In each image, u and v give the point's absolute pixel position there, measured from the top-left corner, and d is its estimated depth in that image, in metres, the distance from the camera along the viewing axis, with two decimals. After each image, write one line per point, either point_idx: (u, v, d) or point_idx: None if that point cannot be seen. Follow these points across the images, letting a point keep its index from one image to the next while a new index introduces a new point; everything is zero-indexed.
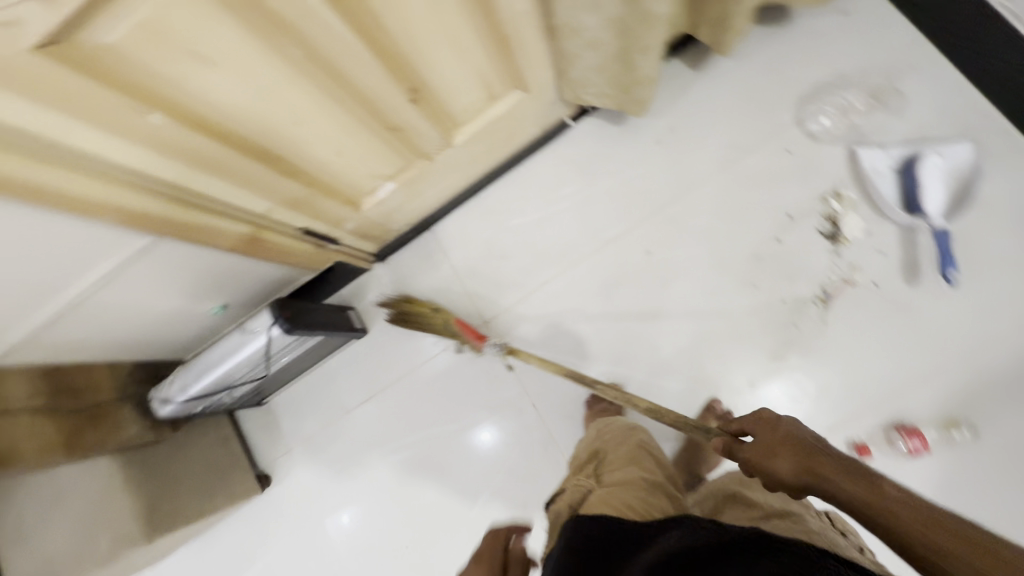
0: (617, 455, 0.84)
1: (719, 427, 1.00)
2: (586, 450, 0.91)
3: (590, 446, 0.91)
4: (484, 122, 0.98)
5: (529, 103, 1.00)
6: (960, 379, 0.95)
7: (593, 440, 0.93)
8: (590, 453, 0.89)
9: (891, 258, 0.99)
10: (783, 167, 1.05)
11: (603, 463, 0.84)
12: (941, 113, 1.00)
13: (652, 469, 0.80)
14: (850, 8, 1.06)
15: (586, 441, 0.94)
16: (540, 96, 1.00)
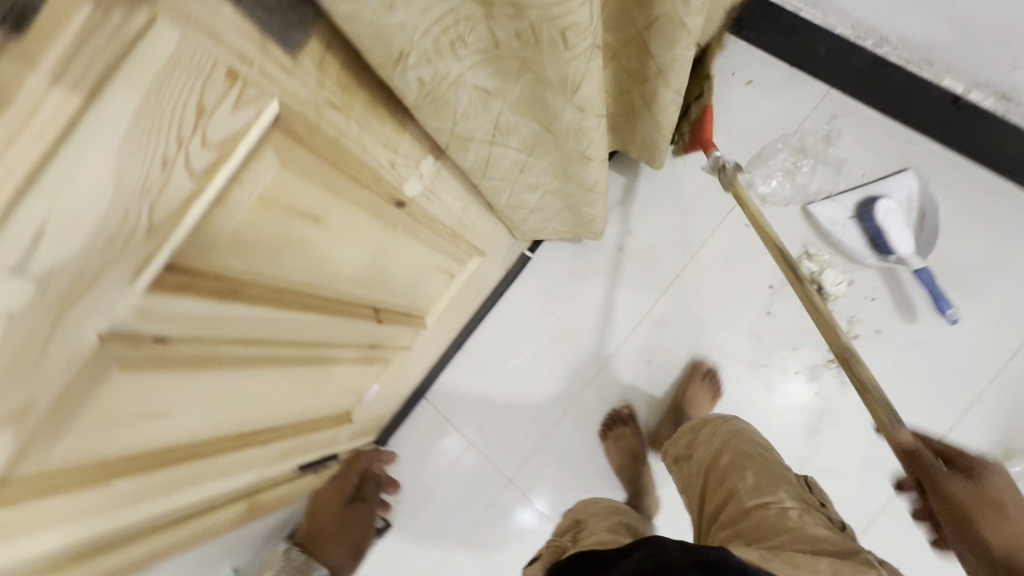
0: (598, 520, 0.82)
1: (709, 392, 1.02)
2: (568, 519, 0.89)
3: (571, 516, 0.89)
4: (449, 296, 0.96)
5: (487, 261, 0.99)
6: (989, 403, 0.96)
7: (578, 510, 0.91)
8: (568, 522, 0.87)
9: (881, 304, 0.99)
10: (749, 241, 1.06)
11: (580, 529, 0.81)
12: (876, 149, 1.01)
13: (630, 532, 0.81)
14: (766, 70, 1.05)
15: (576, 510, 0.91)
16: (495, 251, 0.99)
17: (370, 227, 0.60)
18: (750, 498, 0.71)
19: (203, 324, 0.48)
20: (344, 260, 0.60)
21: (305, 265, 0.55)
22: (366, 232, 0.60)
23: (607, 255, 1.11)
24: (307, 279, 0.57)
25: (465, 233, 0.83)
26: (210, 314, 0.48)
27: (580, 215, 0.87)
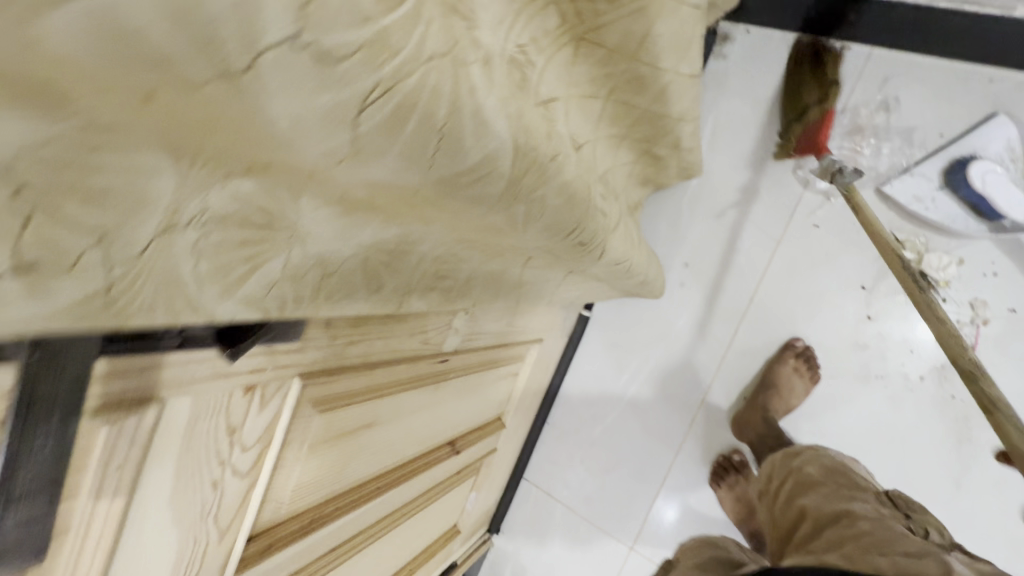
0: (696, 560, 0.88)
1: (798, 368, 0.93)
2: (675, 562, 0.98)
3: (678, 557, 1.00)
4: (518, 389, 0.94)
5: (545, 342, 0.96)
6: None
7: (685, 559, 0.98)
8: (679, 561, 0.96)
9: (1007, 278, 0.84)
10: (826, 242, 0.93)
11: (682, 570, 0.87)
12: (952, 103, 0.86)
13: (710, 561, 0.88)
14: (798, 43, 0.91)
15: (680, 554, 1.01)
16: (552, 330, 0.96)
17: (422, 392, 0.60)
18: (815, 504, 0.66)
19: (297, 560, 0.49)
20: (407, 431, 0.61)
21: (372, 458, 0.55)
22: (419, 399, 0.60)
23: (668, 298, 1.03)
24: (379, 465, 0.58)
25: (514, 334, 0.81)
26: (300, 549, 0.49)
27: (629, 289, 0.80)
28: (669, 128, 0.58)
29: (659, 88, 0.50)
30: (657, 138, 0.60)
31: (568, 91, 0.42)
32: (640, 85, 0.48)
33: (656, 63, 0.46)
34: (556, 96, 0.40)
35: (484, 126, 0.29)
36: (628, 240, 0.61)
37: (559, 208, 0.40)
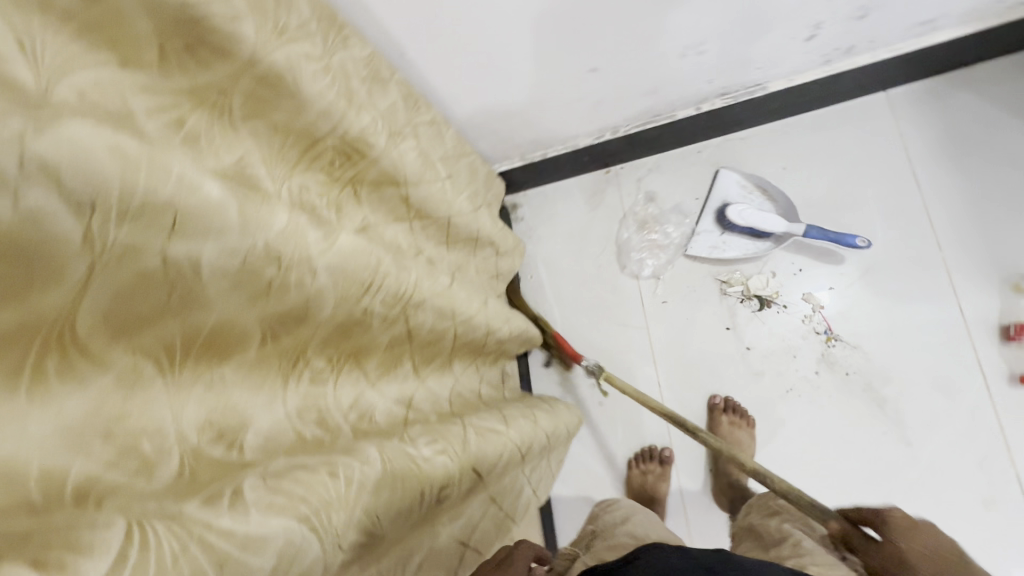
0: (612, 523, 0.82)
1: (734, 420, 0.96)
2: (587, 526, 0.90)
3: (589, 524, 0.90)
4: None
5: None
6: (970, 259, 0.92)
7: (593, 519, 0.92)
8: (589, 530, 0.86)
9: (809, 269, 1.00)
10: (677, 310, 1.06)
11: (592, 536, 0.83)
12: (685, 177, 1.10)
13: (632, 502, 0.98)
14: (559, 196, 1.17)
15: (588, 521, 0.94)
16: None
17: None
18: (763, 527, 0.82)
19: None
20: None
21: None
22: None
23: (597, 428, 1.07)
24: None
25: None
26: None
27: (547, 452, 0.82)
28: (482, 337, 0.73)
29: (449, 335, 0.65)
30: (482, 342, 0.73)
31: (372, 387, 0.56)
32: (434, 341, 0.63)
33: (432, 325, 0.61)
34: (362, 396, 0.54)
35: (258, 543, 0.35)
36: (511, 441, 0.66)
37: (390, 489, 0.46)
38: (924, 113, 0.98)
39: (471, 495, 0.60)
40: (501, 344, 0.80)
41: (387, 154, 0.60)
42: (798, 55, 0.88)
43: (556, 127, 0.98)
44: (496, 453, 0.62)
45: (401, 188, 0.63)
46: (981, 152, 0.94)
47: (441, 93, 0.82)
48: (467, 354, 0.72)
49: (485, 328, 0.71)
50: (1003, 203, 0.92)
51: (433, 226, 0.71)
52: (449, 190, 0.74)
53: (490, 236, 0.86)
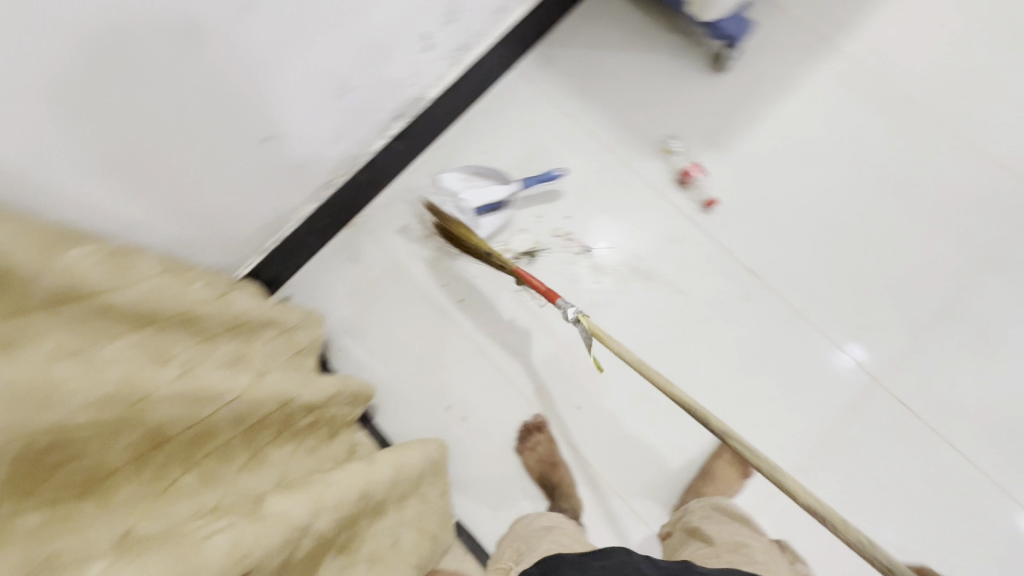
0: (538, 538, 0.90)
1: (737, 468, 1.05)
2: (512, 540, 0.95)
3: (515, 536, 0.95)
4: None
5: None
6: (630, 149, 1.18)
7: (516, 530, 0.97)
8: (517, 544, 0.92)
9: (543, 211, 1.18)
10: (475, 300, 1.16)
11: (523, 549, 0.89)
12: (417, 197, 1.21)
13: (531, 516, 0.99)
14: (325, 268, 1.20)
15: (509, 535, 0.98)
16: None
17: None
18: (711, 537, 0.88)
19: None
20: None
21: None
22: None
23: (472, 434, 1.10)
24: None
25: None
26: None
27: (405, 487, 0.80)
28: (284, 413, 0.73)
29: (229, 421, 0.63)
30: (286, 419, 0.73)
31: (157, 500, 0.53)
32: (212, 433, 0.61)
33: (199, 415, 0.59)
34: (128, 527, 0.48)
35: None
36: (341, 485, 0.65)
37: (140, 561, 0.43)
38: (544, 72, 1.26)
39: (302, 552, 0.59)
40: (316, 413, 0.81)
41: (48, 273, 0.51)
42: (430, 64, 1.04)
43: (270, 205, 0.99)
44: (315, 505, 0.60)
45: (100, 297, 0.56)
46: (593, 78, 1.24)
47: (121, 220, 0.75)
48: (278, 436, 0.71)
49: (278, 401, 0.70)
50: (624, 103, 1.21)
51: (177, 326, 0.66)
52: (173, 283, 0.67)
53: (261, 318, 0.84)
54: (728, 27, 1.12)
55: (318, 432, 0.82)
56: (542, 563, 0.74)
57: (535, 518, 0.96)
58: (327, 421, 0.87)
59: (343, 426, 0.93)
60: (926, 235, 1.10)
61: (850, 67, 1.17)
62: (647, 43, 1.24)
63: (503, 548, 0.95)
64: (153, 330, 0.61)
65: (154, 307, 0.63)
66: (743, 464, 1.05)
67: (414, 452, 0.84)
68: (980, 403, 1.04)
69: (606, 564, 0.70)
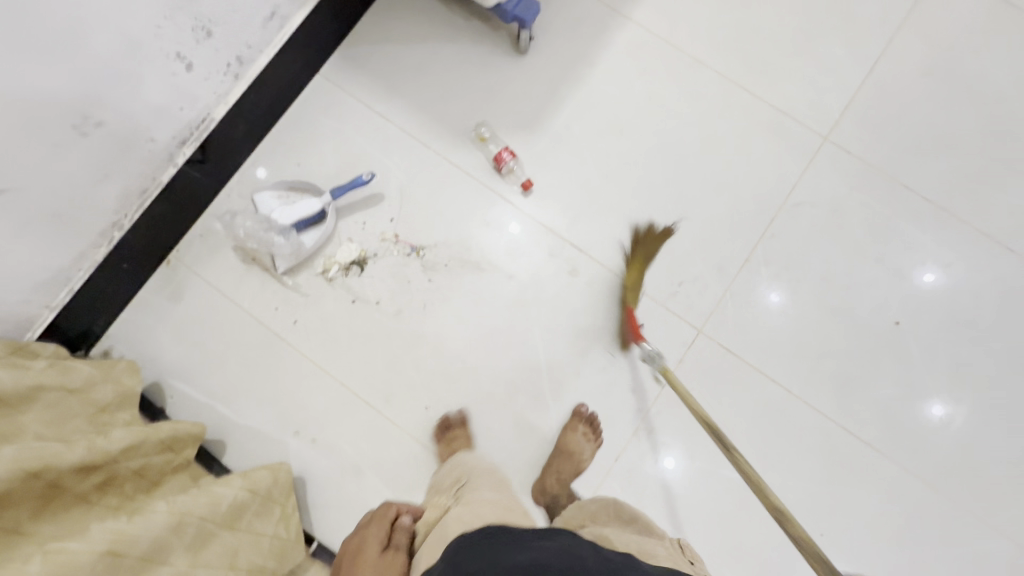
0: (482, 481, 0.85)
1: (584, 433, 1.07)
2: (456, 473, 0.90)
3: (459, 470, 0.90)
4: None
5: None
6: (447, 141, 1.18)
7: (461, 462, 0.93)
8: (458, 478, 0.88)
9: (365, 216, 1.15)
10: (310, 318, 1.12)
11: (463, 485, 0.85)
12: (230, 221, 1.15)
13: (473, 464, 0.91)
14: (143, 312, 1.12)
15: (453, 466, 0.94)
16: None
17: None
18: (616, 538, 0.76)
19: None
20: None
21: None
22: None
23: (326, 453, 1.08)
24: None
25: None
26: None
27: (214, 535, 0.70)
28: (42, 484, 0.62)
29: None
30: (51, 489, 0.62)
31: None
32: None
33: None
34: None
35: None
36: (51, 557, 0.53)
37: None
38: (351, 72, 1.21)
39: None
40: (106, 470, 0.70)
41: None
42: (198, 81, 0.97)
43: (38, 258, 0.91)
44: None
45: None
46: (400, 73, 1.21)
47: None
48: (43, 510, 0.62)
49: (23, 475, 0.59)
50: (435, 95, 1.20)
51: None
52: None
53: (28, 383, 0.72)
54: (516, 10, 1.10)
55: (120, 489, 0.71)
56: (487, 531, 0.67)
57: (483, 458, 0.92)
58: (138, 473, 0.74)
59: (168, 472, 0.80)
60: (731, 187, 1.17)
61: (641, 37, 1.22)
62: (450, 32, 1.22)
63: (444, 479, 0.91)
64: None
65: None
66: (593, 427, 1.07)
67: (225, 492, 0.74)
68: (796, 337, 1.11)
69: (551, 543, 0.63)
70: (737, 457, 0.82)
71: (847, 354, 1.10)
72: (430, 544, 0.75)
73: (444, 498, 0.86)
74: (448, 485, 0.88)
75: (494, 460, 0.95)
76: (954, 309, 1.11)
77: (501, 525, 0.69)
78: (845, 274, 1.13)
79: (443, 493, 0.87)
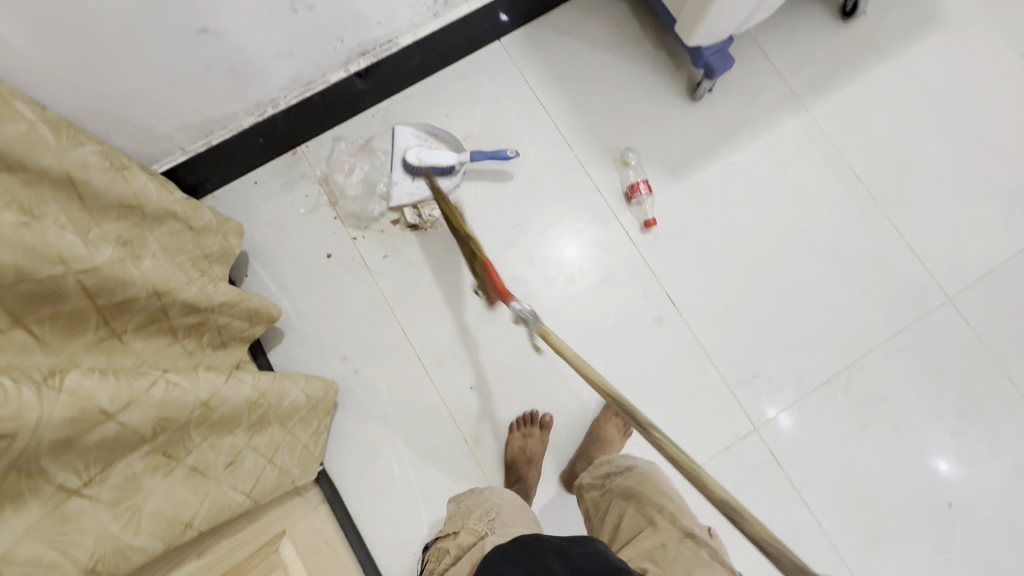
0: (512, 516, 0.84)
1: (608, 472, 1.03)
2: (483, 506, 0.87)
3: (485, 503, 0.88)
4: None
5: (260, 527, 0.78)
6: (590, 150, 1.19)
7: (486, 499, 0.90)
8: (486, 509, 0.86)
9: (488, 188, 1.16)
10: (401, 258, 1.14)
11: (495, 516, 0.83)
12: (366, 134, 1.16)
13: (504, 498, 0.90)
14: (254, 187, 1.14)
15: (477, 500, 0.90)
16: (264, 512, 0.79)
17: None
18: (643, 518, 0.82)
19: None
20: None
21: None
22: None
23: (364, 388, 1.09)
24: None
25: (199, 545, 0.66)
26: None
27: (274, 413, 0.73)
28: (157, 304, 0.65)
29: (83, 294, 0.54)
30: (160, 310, 0.65)
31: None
32: (51, 295, 0.51)
33: (40, 274, 0.49)
34: None
35: None
36: (169, 387, 0.52)
37: None
38: (529, 50, 1.23)
39: (91, 441, 0.45)
40: (201, 314, 0.73)
41: None
42: (404, 6, 1.01)
43: (200, 101, 0.93)
44: (130, 397, 0.47)
45: None
46: (572, 70, 1.22)
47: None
48: (146, 327, 0.64)
49: (151, 289, 0.62)
50: (596, 104, 1.21)
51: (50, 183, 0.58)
52: (55, 139, 0.59)
53: (161, 209, 0.76)
54: (711, 57, 1.11)
55: (199, 335, 0.74)
56: (520, 543, 0.70)
57: (509, 498, 0.90)
58: (218, 330, 0.78)
59: (238, 338, 0.85)
60: (839, 305, 1.15)
61: (811, 130, 1.21)
62: (633, 53, 1.23)
63: (468, 510, 0.88)
64: (18, 178, 0.54)
65: (16, 148, 0.54)
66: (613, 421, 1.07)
67: (290, 383, 0.77)
68: (843, 473, 1.08)
69: (588, 559, 0.65)
70: (656, 436, 0.79)
71: (887, 512, 1.07)
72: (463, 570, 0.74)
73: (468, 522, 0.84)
74: (474, 512, 0.86)
75: (518, 499, 0.92)
76: (1013, 514, 1.07)
77: (535, 534, 0.72)
78: (916, 436, 1.10)
79: (466, 519, 0.85)
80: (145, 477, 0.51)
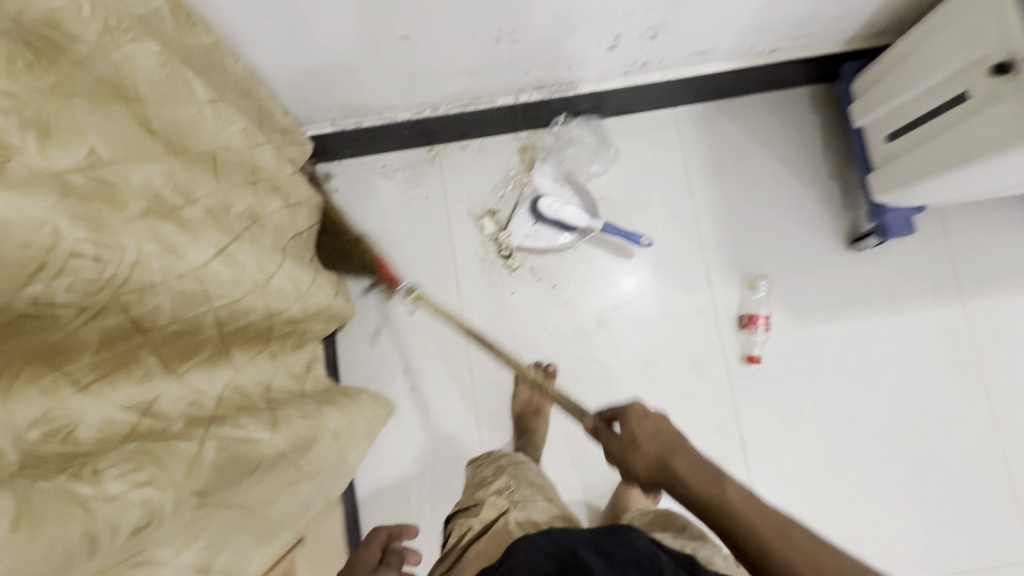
0: (531, 488, 0.85)
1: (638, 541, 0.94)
2: (502, 478, 0.88)
3: (502, 476, 0.88)
4: None
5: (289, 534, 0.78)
6: (720, 258, 1.11)
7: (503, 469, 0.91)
8: (504, 483, 0.86)
9: (603, 258, 1.11)
10: (493, 294, 1.10)
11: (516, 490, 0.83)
12: (506, 159, 1.11)
13: (525, 473, 0.90)
14: (380, 172, 1.11)
15: (492, 471, 0.92)
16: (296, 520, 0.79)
17: None
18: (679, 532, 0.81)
19: None
20: None
21: None
22: None
23: (412, 407, 1.08)
24: None
25: None
26: None
27: (337, 440, 0.72)
28: (266, 320, 0.64)
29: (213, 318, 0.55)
30: (267, 325, 0.65)
31: (77, 391, 0.41)
32: (186, 324, 0.50)
33: (187, 306, 0.49)
34: (57, 405, 0.39)
35: None
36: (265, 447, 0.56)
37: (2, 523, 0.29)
38: (698, 131, 1.14)
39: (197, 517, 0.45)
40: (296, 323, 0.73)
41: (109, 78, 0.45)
42: (601, 61, 0.93)
43: (366, 91, 0.89)
44: (240, 467, 0.53)
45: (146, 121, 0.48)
46: (734, 169, 1.13)
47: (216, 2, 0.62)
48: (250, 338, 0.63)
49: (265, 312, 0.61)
50: (746, 211, 1.12)
51: (198, 163, 0.58)
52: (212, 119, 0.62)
53: None
54: (890, 219, 1.00)
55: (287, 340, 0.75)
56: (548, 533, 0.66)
57: (527, 470, 0.91)
58: (306, 331, 0.80)
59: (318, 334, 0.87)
60: (917, 520, 1.05)
61: (959, 327, 1.10)
62: (804, 176, 1.13)
63: (485, 480, 0.90)
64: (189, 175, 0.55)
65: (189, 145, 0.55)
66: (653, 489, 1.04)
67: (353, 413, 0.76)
68: None
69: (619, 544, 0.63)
70: None
71: None
72: (486, 547, 0.71)
73: (493, 494, 0.83)
74: (493, 485, 0.86)
75: (534, 472, 0.94)
76: None
77: (564, 527, 0.68)
78: None
79: (484, 491, 0.85)
80: (218, 533, 0.49)
